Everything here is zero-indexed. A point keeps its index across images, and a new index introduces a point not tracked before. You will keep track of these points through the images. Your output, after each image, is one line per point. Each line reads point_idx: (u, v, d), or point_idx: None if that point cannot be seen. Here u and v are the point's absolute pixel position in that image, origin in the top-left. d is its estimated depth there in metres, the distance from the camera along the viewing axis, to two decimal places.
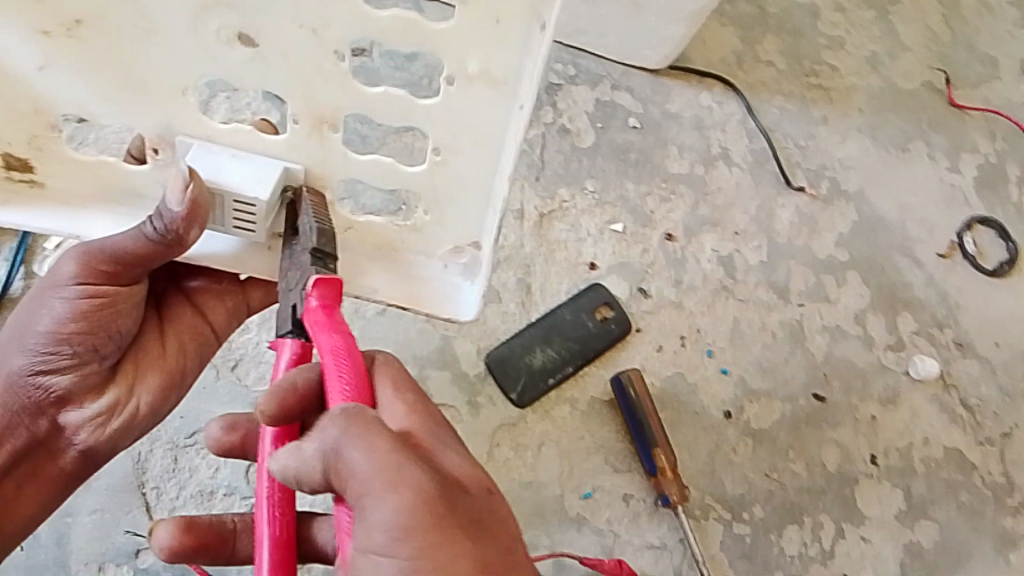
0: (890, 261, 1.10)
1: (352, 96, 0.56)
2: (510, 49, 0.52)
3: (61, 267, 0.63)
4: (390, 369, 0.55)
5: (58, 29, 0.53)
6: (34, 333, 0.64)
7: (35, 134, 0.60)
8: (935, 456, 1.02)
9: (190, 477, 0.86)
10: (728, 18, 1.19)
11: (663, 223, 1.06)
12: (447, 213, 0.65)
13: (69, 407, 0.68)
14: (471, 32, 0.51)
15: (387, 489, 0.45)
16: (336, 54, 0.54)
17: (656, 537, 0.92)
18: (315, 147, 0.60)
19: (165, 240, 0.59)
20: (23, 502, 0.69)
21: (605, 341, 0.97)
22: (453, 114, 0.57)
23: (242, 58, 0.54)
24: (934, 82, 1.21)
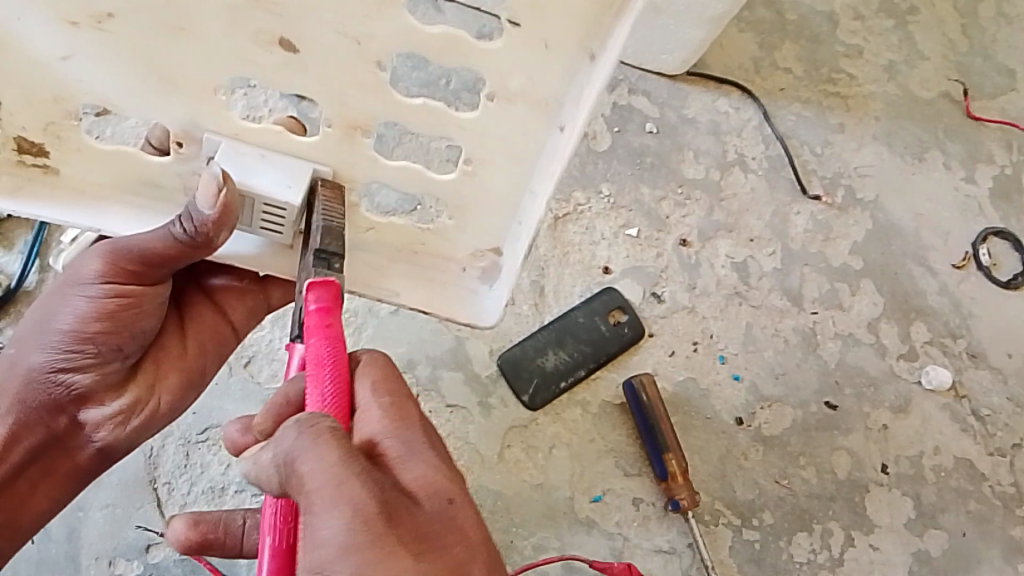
0: (904, 269, 1.10)
1: (388, 106, 0.57)
2: (558, 81, 0.53)
3: (86, 266, 0.63)
4: (372, 369, 0.54)
5: (87, 21, 0.53)
6: (57, 331, 0.65)
7: (52, 122, 0.60)
8: (945, 465, 1.02)
9: (201, 474, 0.86)
10: (746, 23, 1.19)
11: (677, 227, 1.06)
12: (472, 220, 0.66)
13: (89, 404, 0.68)
14: (523, 56, 0.52)
15: (334, 505, 0.45)
16: (377, 66, 0.55)
17: (666, 542, 0.92)
18: (346, 151, 0.61)
19: (194, 242, 0.59)
20: (38, 499, 0.69)
21: (618, 345, 0.97)
22: (490, 130, 0.57)
23: (280, 63, 0.55)
24: (951, 91, 1.20)
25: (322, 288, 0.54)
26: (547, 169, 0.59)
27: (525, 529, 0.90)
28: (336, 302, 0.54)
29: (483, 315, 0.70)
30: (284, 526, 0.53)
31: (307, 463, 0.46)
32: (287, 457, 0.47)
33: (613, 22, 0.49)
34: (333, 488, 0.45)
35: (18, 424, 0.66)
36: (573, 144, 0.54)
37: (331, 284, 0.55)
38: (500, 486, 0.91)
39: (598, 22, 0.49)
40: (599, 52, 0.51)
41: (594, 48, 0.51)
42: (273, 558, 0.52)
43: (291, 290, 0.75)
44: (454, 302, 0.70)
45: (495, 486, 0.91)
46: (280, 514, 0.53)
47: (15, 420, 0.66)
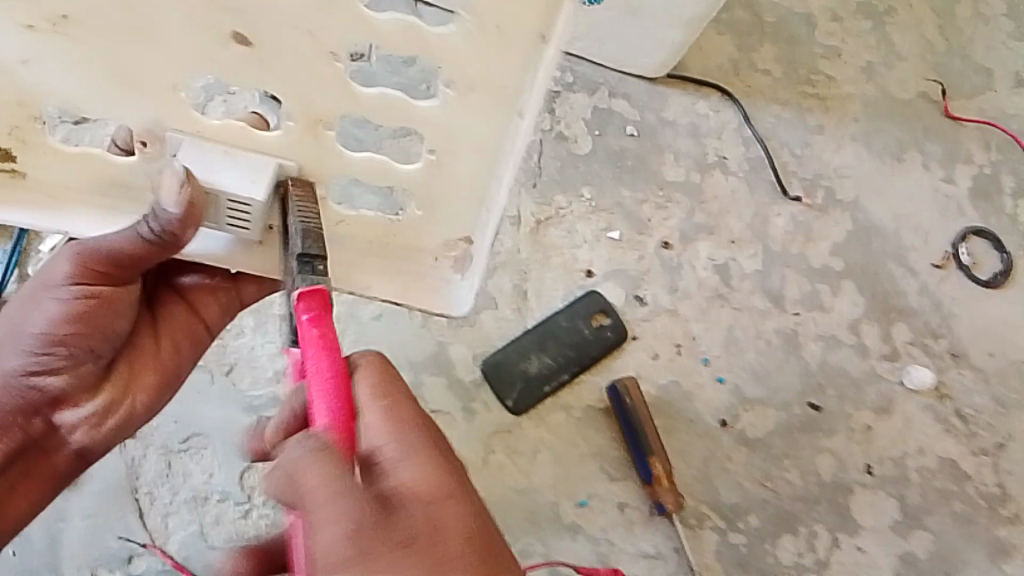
0: (885, 270, 1.10)
1: (349, 101, 0.56)
2: (517, 72, 0.52)
3: (54, 266, 0.62)
4: (372, 365, 0.52)
5: (44, 25, 0.51)
6: (26, 334, 0.63)
7: (18, 126, 0.59)
8: (929, 465, 1.02)
9: (183, 482, 0.85)
10: (724, 25, 1.19)
11: (658, 230, 1.05)
12: (442, 209, 0.65)
13: (65, 406, 0.66)
14: (478, 49, 0.51)
15: (334, 517, 0.44)
16: (335, 59, 0.53)
17: (651, 546, 0.91)
18: (308, 144, 0.60)
19: (161, 242, 0.58)
20: (17, 501, 0.67)
21: (600, 348, 0.97)
22: (449, 121, 0.57)
23: (238, 59, 0.53)
24: (929, 91, 1.21)
25: (309, 299, 0.51)
26: (512, 154, 0.59)
27: (510, 535, 0.89)
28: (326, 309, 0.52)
29: (456, 306, 0.73)
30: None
31: (304, 474, 0.44)
32: (283, 469, 0.45)
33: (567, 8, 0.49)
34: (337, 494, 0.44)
35: None
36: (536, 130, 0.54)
37: (319, 294, 0.52)
38: (484, 492, 0.90)
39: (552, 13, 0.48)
40: (553, 37, 0.50)
41: (547, 36, 0.50)
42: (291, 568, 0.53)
43: (264, 285, 0.73)
44: (432, 296, 0.72)
45: (478, 492, 0.90)
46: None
47: None
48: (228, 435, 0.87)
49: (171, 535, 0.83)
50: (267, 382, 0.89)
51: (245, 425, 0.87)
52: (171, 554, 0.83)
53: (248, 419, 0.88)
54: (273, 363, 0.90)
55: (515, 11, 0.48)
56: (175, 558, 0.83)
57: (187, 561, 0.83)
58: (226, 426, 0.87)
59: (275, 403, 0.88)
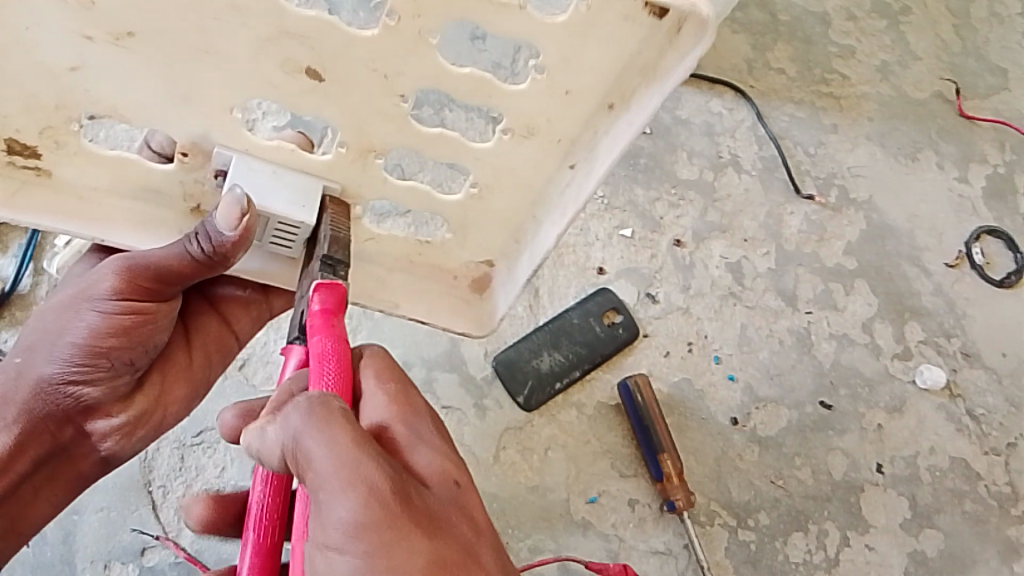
0: (898, 269, 1.10)
1: (408, 135, 0.57)
2: (574, 120, 0.54)
3: (96, 280, 0.63)
4: (376, 360, 0.55)
5: (105, 36, 0.51)
6: (67, 345, 0.64)
7: (50, 126, 0.57)
8: (941, 465, 1.02)
9: (196, 476, 0.86)
10: (739, 24, 1.19)
11: (671, 228, 1.06)
12: (475, 234, 0.67)
13: (98, 415, 0.68)
14: (546, 98, 0.52)
15: (345, 488, 0.45)
16: (399, 98, 0.54)
17: (662, 543, 0.92)
18: (355, 170, 0.61)
19: (208, 261, 0.60)
20: (41, 505, 0.69)
21: (613, 346, 0.97)
22: (501, 159, 0.58)
23: (302, 88, 0.54)
24: (943, 91, 1.21)
25: (330, 291, 0.54)
26: (557, 200, 0.61)
27: (521, 531, 0.89)
28: (341, 305, 0.55)
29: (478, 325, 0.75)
30: (266, 524, 0.57)
31: (315, 444, 0.46)
32: (293, 438, 0.47)
33: (638, 87, 0.51)
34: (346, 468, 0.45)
35: (23, 436, 0.65)
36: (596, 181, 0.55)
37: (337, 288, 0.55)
38: (496, 487, 0.91)
39: (624, 83, 0.51)
40: (620, 107, 0.53)
41: (615, 102, 0.52)
42: (256, 552, 0.56)
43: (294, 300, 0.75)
44: (451, 316, 0.74)
45: (490, 488, 0.91)
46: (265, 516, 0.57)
47: (21, 431, 0.65)
48: None
49: (183, 528, 0.84)
50: None
51: None
52: (183, 547, 0.83)
53: None
54: None
55: (584, 65, 0.50)
56: (188, 551, 0.83)
57: (199, 554, 0.83)
58: None
59: None
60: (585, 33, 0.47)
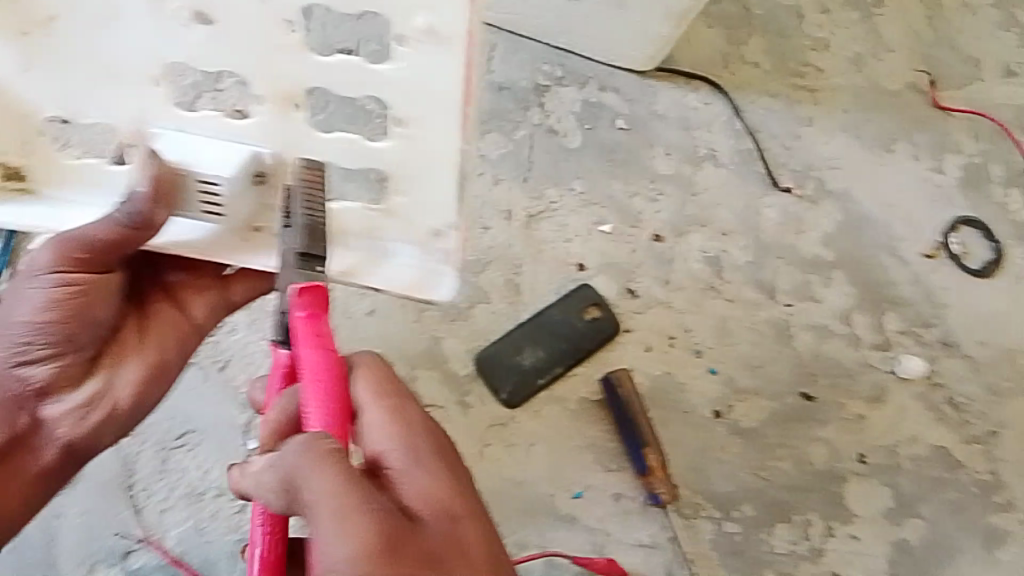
0: (876, 260, 1.10)
1: (309, 73, 0.58)
2: (450, 11, 0.52)
3: (36, 258, 0.64)
4: (370, 370, 0.56)
5: None
6: (10, 324, 0.64)
7: None
8: (922, 453, 1.02)
9: (179, 478, 0.85)
10: (713, 18, 1.20)
11: (650, 223, 1.06)
12: (414, 187, 0.66)
13: (49, 397, 0.67)
14: (412, 4, 0.52)
15: (337, 530, 0.45)
16: (285, 22, 0.55)
17: (646, 536, 0.92)
18: (280, 124, 0.63)
19: (142, 221, 0.61)
20: (5, 501, 0.66)
21: (595, 340, 0.97)
22: (405, 80, 0.58)
23: (198, 38, 0.56)
24: (917, 82, 1.21)
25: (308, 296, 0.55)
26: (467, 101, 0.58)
27: (505, 528, 0.90)
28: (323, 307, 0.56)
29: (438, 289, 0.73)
30: (272, 536, 0.55)
31: (312, 485, 0.46)
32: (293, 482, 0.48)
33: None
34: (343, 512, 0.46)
35: None
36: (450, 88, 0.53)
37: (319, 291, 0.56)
38: (479, 485, 0.91)
39: None
40: None
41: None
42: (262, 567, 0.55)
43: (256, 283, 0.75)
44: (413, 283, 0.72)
45: (473, 487, 0.90)
46: (266, 549, 0.55)
47: None
48: (222, 430, 0.87)
49: (167, 531, 0.83)
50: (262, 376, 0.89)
51: (238, 421, 0.87)
52: (168, 550, 0.83)
53: (241, 414, 0.87)
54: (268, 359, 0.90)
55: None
56: (173, 553, 0.83)
57: (184, 555, 0.83)
58: (220, 423, 0.87)
59: None
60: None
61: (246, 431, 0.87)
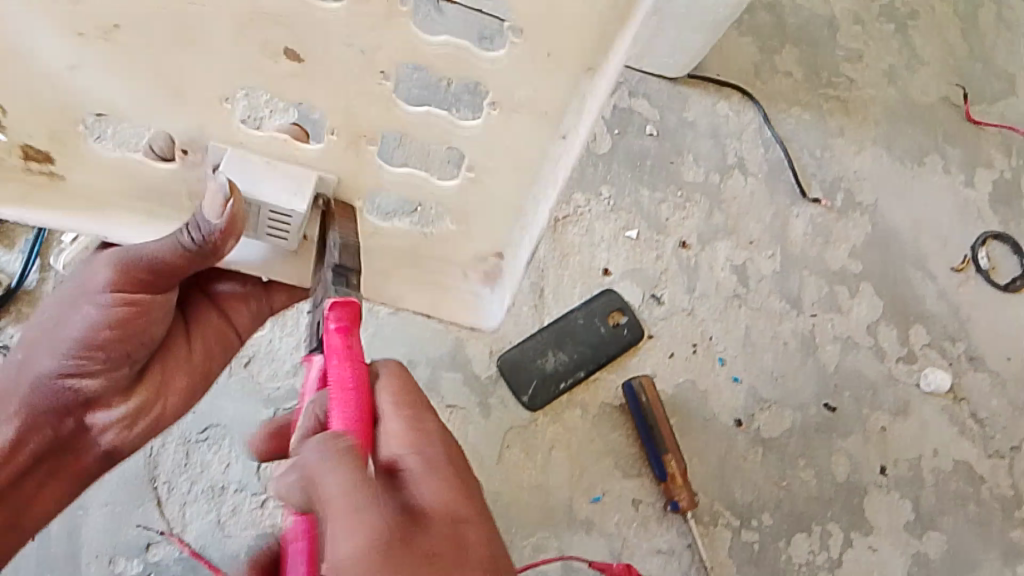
0: (903, 273, 1.10)
1: (391, 116, 0.57)
2: (556, 91, 0.53)
3: (95, 272, 0.63)
4: (390, 380, 0.54)
5: (92, 32, 0.51)
6: (64, 338, 0.64)
7: (57, 131, 0.58)
8: (944, 468, 1.02)
9: (201, 472, 0.86)
10: (746, 28, 1.19)
11: (677, 231, 1.06)
12: (474, 222, 0.67)
13: (98, 407, 0.68)
14: (522, 71, 0.51)
15: (349, 528, 0.44)
16: (381, 77, 0.54)
17: (664, 542, 0.93)
18: (350, 158, 0.61)
19: (201, 252, 0.59)
20: (46, 497, 0.70)
21: (617, 347, 0.98)
22: (490, 140, 0.58)
23: (281, 72, 0.54)
24: (950, 95, 1.21)
25: (343, 309, 0.52)
26: (552, 173, 0.59)
27: (525, 529, 0.90)
28: (355, 320, 0.53)
29: (486, 318, 0.74)
30: None
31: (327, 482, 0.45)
32: (304, 474, 0.46)
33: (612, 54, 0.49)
34: (351, 505, 0.44)
35: (24, 430, 0.66)
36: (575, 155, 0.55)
37: (352, 305, 0.53)
38: (500, 486, 0.91)
39: (594, 47, 0.49)
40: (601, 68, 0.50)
41: (595, 64, 0.50)
42: None
43: (294, 294, 0.74)
44: (459, 309, 0.74)
45: (494, 487, 0.91)
46: None
47: (21, 426, 0.65)
48: (247, 427, 0.88)
49: (188, 524, 0.85)
50: (286, 375, 0.91)
51: (262, 418, 0.89)
52: (188, 543, 0.84)
53: (265, 411, 0.89)
54: (292, 357, 0.92)
55: (563, 34, 0.48)
56: (192, 547, 0.84)
57: (204, 549, 0.84)
58: (244, 419, 0.89)
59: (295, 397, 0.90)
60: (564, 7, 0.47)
61: None
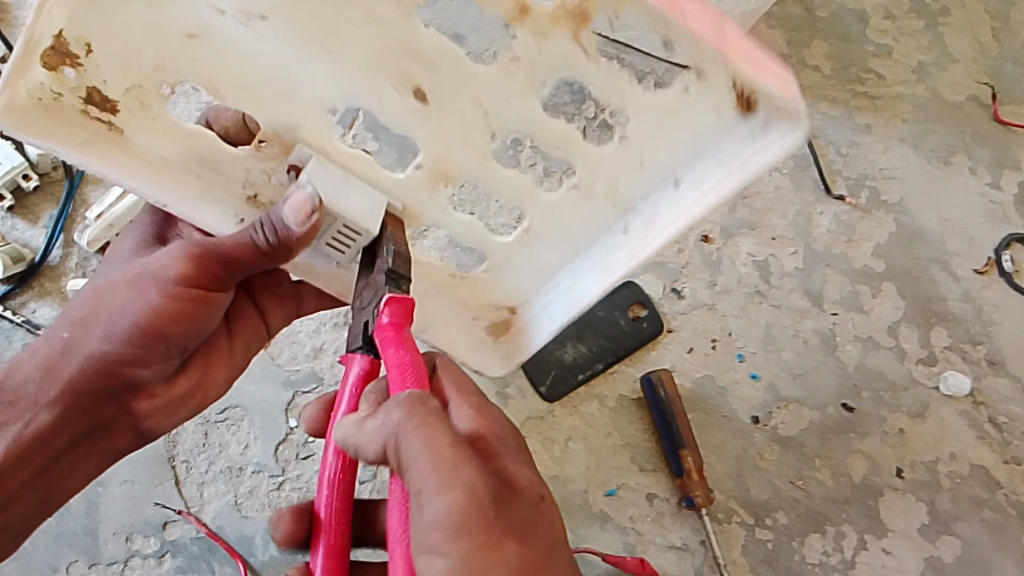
0: (927, 274, 1.09)
1: (481, 166, 0.63)
2: (673, 149, 0.57)
3: (163, 260, 0.62)
4: (452, 368, 0.57)
5: (236, 7, 0.52)
6: (122, 322, 0.63)
7: (138, 85, 0.55)
8: (961, 472, 1.01)
9: (220, 453, 0.85)
10: (776, 19, 1.19)
11: (700, 224, 1.05)
12: (510, 272, 0.74)
13: (142, 396, 0.68)
14: (657, 114, 0.54)
15: (441, 490, 0.45)
16: (486, 131, 0.60)
17: (678, 538, 0.91)
18: (422, 198, 0.66)
19: (273, 253, 0.59)
20: (75, 478, 0.69)
21: (637, 340, 0.97)
22: (557, 210, 0.66)
23: (403, 107, 0.58)
24: (980, 95, 1.19)
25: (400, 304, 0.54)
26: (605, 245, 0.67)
27: None
28: (408, 316, 0.55)
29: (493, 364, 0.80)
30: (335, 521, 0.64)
31: (414, 443, 0.47)
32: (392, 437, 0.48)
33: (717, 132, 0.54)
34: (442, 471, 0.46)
35: (67, 414, 0.65)
36: (638, 253, 0.63)
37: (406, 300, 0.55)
38: None
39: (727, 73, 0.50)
40: (683, 181, 0.59)
41: (678, 175, 0.59)
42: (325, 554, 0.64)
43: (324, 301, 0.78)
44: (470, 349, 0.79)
45: None
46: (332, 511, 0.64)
47: (65, 410, 0.64)
48: (266, 408, 0.86)
49: (206, 504, 0.83)
50: (305, 358, 0.88)
51: (283, 400, 0.87)
52: (205, 523, 0.82)
53: (285, 394, 0.87)
54: (312, 340, 0.89)
55: (689, 108, 0.53)
56: (208, 527, 0.82)
57: (220, 530, 0.82)
58: (264, 400, 0.86)
59: (315, 380, 0.87)
60: (682, 131, 0.56)
61: (288, 411, 0.86)
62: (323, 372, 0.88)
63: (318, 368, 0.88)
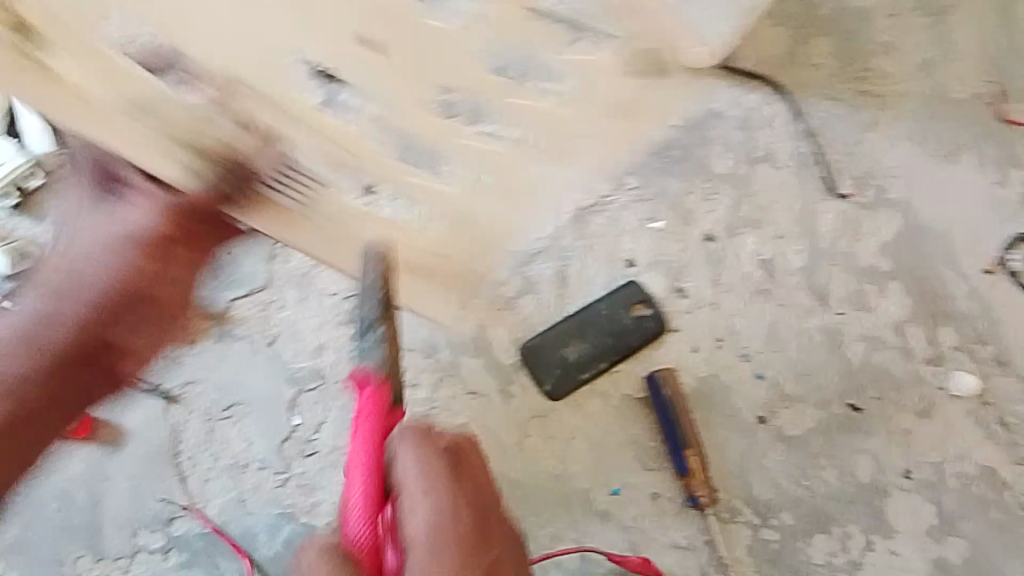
0: (933, 272, 1.08)
1: (428, 125, 0.73)
2: (585, 62, 0.73)
3: (132, 219, 0.77)
4: (414, 438, 0.68)
5: None
6: (95, 283, 0.78)
7: (21, 19, 0.57)
8: (968, 472, 1.00)
9: (224, 449, 0.87)
10: (778, 16, 1.17)
11: (703, 222, 1.04)
12: (467, 227, 0.84)
13: (128, 355, 0.84)
14: (529, 35, 0.69)
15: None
16: (437, 91, 0.71)
17: (683, 537, 0.91)
18: (382, 156, 0.75)
19: (238, 196, 0.73)
20: (49, 433, 0.83)
21: (640, 338, 0.95)
22: (499, 169, 0.78)
23: (370, 59, 0.67)
24: (983, 92, 1.16)
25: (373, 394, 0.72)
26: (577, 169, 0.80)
27: (542, 518, 0.90)
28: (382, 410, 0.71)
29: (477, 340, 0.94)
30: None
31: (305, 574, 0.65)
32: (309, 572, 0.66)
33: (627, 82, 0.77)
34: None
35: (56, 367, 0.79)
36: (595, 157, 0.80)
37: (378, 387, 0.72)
38: (520, 474, 0.91)
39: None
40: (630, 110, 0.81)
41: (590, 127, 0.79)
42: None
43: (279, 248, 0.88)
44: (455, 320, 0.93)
45: (512, 476, 0.90)
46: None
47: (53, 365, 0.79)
48: (269, 405, 0.88)
49: (210, 499, 0.86)
50: (308, 354, 0.88)
51: (286, 397, 0.88)
52: (209, 518, 0.86)
53: (288, 391, 0.88)
54: (315, 336, 0.89)
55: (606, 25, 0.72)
56: (213, 522, 0.86)
57: (225, 524, 0.86)
58: (266, 397, 0.88)
59: (317, 377, 0.88)
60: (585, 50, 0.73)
61: (290, 408, 0.88)
62: (325, 369, 0.88)
63: (320, 364, 0.88)
